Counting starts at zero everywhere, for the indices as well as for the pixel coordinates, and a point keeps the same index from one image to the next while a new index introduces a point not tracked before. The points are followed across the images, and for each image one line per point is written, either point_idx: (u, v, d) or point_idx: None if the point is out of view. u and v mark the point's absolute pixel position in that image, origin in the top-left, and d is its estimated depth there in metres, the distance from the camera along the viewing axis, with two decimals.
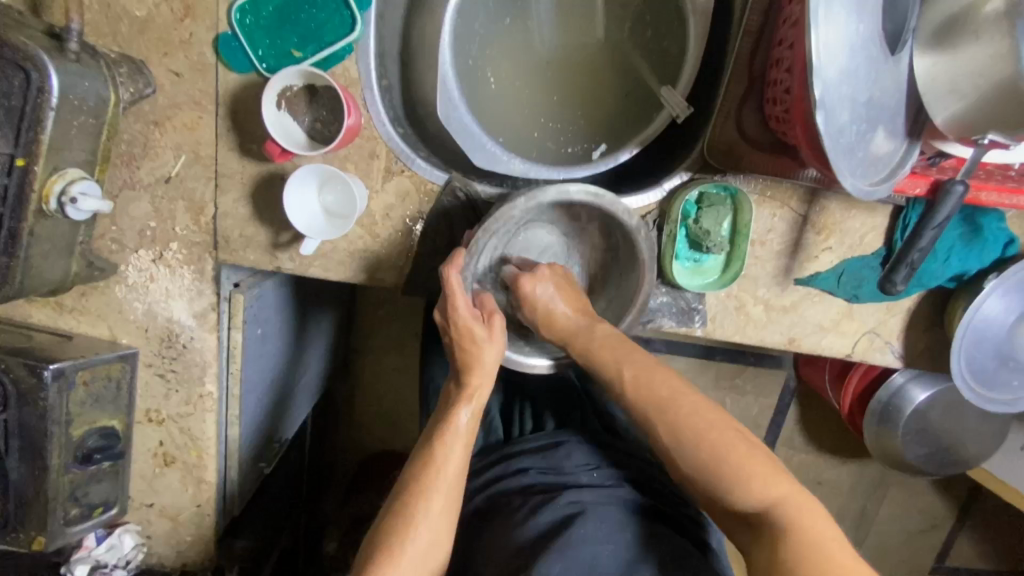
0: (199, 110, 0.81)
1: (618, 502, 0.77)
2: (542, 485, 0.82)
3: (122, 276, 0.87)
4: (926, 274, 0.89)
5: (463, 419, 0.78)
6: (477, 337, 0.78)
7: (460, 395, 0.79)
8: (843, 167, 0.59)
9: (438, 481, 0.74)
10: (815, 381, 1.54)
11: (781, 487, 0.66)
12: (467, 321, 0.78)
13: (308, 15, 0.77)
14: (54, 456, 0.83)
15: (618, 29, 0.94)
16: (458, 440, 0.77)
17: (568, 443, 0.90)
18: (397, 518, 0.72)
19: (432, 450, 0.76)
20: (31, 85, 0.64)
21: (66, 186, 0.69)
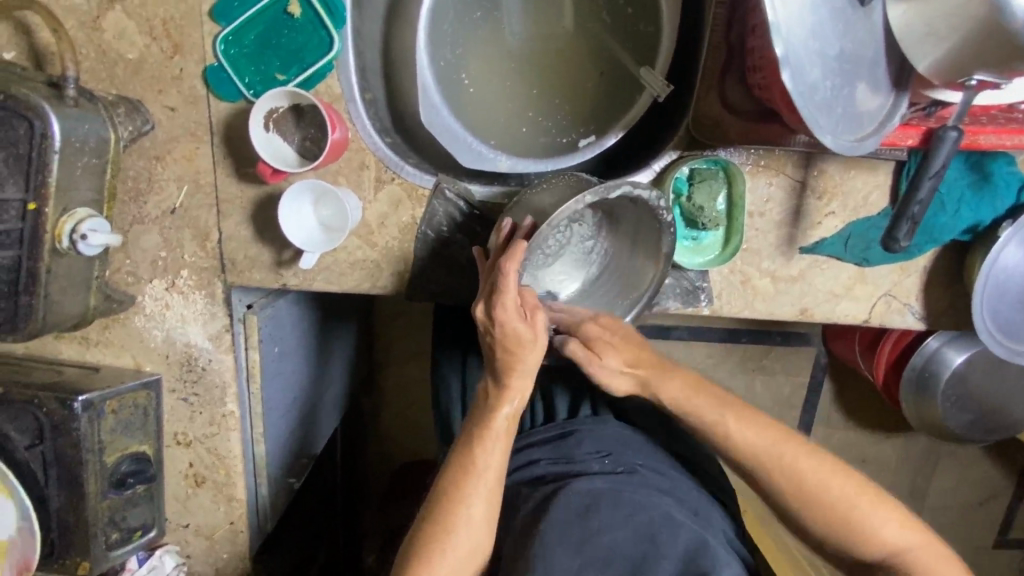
0: (195, 141, 0.85)
1: (631, 485, 0.74)
2: (553, 476, 0.80)
3: (140, 306, 0.91)
4: (936, 228, 0.86)
5: (500, 423, 0.76)
6: (522, 340, 0.73)
7: (497, 397, 0.77)
8: (822, 122, 0.57)
9: (475, 483, 0.74)
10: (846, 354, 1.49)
11: (908, 537, 0.75)
12: (513, 320, 0.72)
13: (287, 38, 0.80)
14: (91, 484, 0.86)
15: (587, 15, 0.94)
16: (499, 442, 0.76)
17: (581, 431, 0.87)
18: (435, 520, 0.73)
19: (472, 455, 0.75)
20: (34, 132, 0.68)
21: (76, 225, 0.73)
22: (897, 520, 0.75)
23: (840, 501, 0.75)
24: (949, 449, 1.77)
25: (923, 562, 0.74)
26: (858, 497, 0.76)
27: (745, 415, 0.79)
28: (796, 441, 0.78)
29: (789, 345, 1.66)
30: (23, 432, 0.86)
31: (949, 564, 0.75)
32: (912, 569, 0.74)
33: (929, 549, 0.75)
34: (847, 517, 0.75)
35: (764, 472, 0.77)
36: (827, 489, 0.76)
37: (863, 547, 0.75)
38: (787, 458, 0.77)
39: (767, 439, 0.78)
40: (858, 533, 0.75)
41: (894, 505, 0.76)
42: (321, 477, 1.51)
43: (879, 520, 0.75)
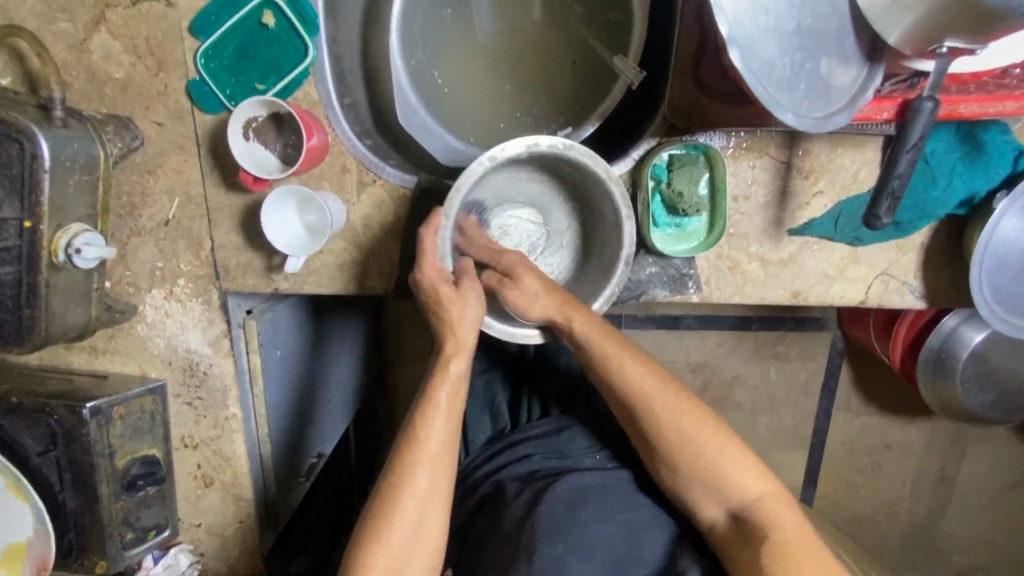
0: (183, 153, 0.88)
1: (617, 482, 0.76)
2: (545, 471, 0.82)
3: (141, 316, 0.95)
4: (929, 202, 0.83)
5: (442, 395, 0.78)
6: (448, 301, 0.79)
7: (437, 368, 0.79)
8: (781, 102, 0.57)
9: (419, 457, 0.75)
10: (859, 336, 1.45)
11: (760, 486, 0.70)
12: (438, 282, 0.79)
13: (263, 48, 0.83)
14: (103, 486, 0.90)
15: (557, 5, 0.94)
16: (439, 413, 0.77)
17: (573, 427, 0.90)
18: (383, 497, 0.74)
19: (415, 429, 0.76)
20: (25, 154, 0.72)
21: (71, 239, 0.76)
22: (752, 468, 0.70)
23: (702, 440, 0.71)
24: (976, 431, 1.71)
25: (784, 528, 0.67)
26: (724, 442, 0.71)
27: (636, 361, 0.76)
28: (679, 391, 0.74)
29: (800, 330, 1.63)
30: (37, 438, 0.89)
31: (801, 523, 0.68)
32: (761, 520, 0.68)
33: (801, 536, 0.66)
34: (706, 455, 0.71)
35: (660, 416, 0.73)
36: (697, 431, 0.72)
37: (717, 492, 0.70)
38: (659, 402, 0.73)
39: (668, 380, 0.75)
40: (713, 478, 0.70)
41: (753, 454, 0.72)
42: (333, 475, 1.55)
43: (740, 476, 0.70)
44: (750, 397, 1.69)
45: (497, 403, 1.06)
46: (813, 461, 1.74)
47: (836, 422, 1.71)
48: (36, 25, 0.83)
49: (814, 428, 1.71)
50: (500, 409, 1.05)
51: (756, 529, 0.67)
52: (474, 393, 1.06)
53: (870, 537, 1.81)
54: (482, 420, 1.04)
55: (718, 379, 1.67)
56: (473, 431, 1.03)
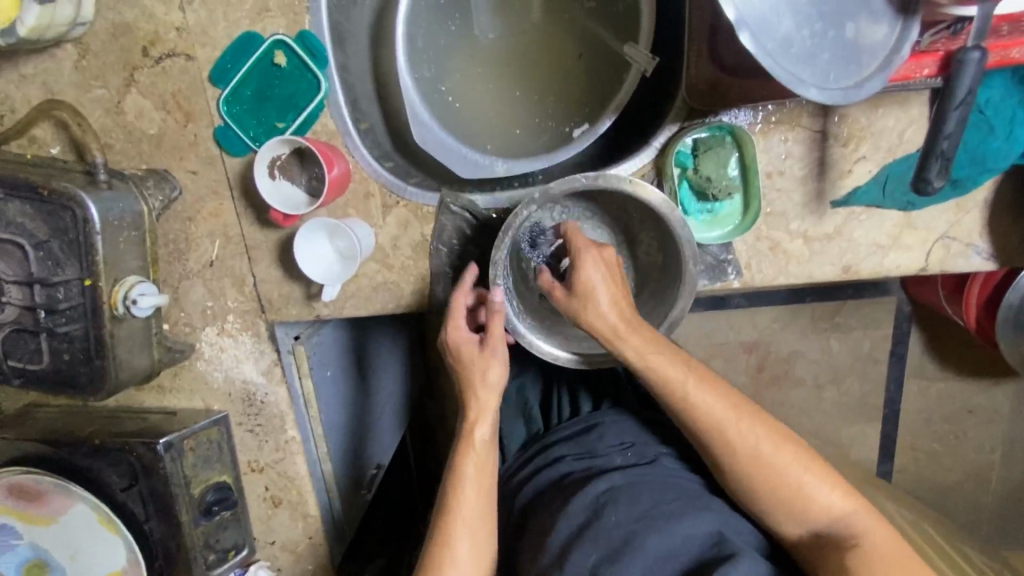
0: (219, 198, 0.92)
1: (651, 479, 0.75)
2: (578, 473, 0.81)
3: (200, 353, 1.01)
4: (991, 156, 0.77)
5: (469, 465, 0.79)
6: (476, 358, 0.82)
7: (462, 433, 0.81)
8: (803, 77, 0.53)
9: (456, 527, 0.76)
10: (930, 298, 1.35)
11: (846, 502, 0.70)
12: (466, 343, 0.83)
13: (279, 88, 0.86)
14: (184, 513, 0.95)
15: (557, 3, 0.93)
16: (470, 481, 0.78)
17: (604, 424, 0.89)
18: (428, 566, 0.75)
19: (448, 498, 0.78)
20: (77, 219, 0.77)
21: (128, 291, 0.82)
22: (837, 488, 0.70)
23: (788, 465, 0.70)
24: None
25: (877, 546, 0.66)
26: (806, 466, 0.70)
27: (709, 390, 0.74)
28: (753, 413, 0.73)
29: (862, 298, 1.54)
30: (121, 475, 0.96)
31: (891, 538, 0.67)
32: (849, 533, 0.68)
33: (889, 547, 0.66)
34: (787, 484, 0.70)
35: (723, 444, 0.72)
36: (776, 455, 0.71)
37: (798, 514, 0.70)
38: (731, 429, 0.72)
39: (724, 406, 0.73)
40: (792, 497, 0.70)
41: (834, 473, 0.71)
42: (394, 484, 1.60)
43: (826, 493, 0.69)
44: (812, 372, 1.60)
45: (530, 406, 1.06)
46: (887, 435, 1.63)
47: (910, 391, 1.61)
48: (73, 92, 0.88)
49: (886, 398, 1.61)
50: (534, 410, 1.05)
51: (846, 540, 0.67)
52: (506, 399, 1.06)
53: (961, 510, 1.68)
54: (517, 424, 1.04)
55: (775, 358, 1.59)
56: (511, 436, 1.03)
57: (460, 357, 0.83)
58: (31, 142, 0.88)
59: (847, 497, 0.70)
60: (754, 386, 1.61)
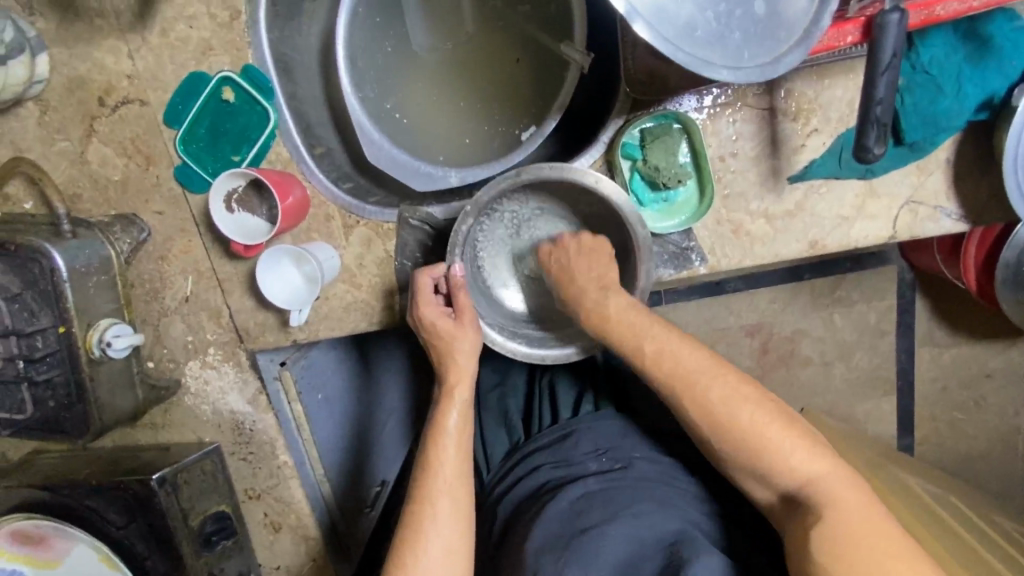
0: (187, 235, 0.94)
1: (623, 484, 0.82)
2: (556, 480, 0.87)
3: (186, 387, 1.02)
4: (941, 115, 0.76)
5: (452, 420, 0.84)
6: (448, 331, 0.85)
7: (442, 396, 0.85)
8: (711, 62, 0.56)
9: (436, 482, 0.79)
10: (931, 264, 1.32)
11: (823, 465, 0.70)
12: (437, 318, 0.84)
13: (231, 123, 0.88)
14: (184, 546, 0.97)
15: (490, 16, 0.98)
16: (450, 439, 0.83)
17: (578, 430, 0.94)
18: (409, 527, 0.77)
19: (430, 455, 0.82)
20: (44, 269, 0.80)
21: (102, 334, 0.85)
22: (802, 447, 0.70)
23: (756, 426, 0.71)
24: None
25: (842, 511, 0.66)
26: (769, 424, 0.71)
27: (674, 344, 0.78)
28: (722, 375, 0.75)
29: (860, 270, 1.51)
30: (120, 513, 0.96)
31: (862, 492, 0.68)
32: (821, 498, 0.68)
33: (858, 509, 0.66)
34: (758, 443, 0.71)
35: (688, 401, 0.75)
36: (735, 414, 0.72)
37: (771, 474, 0.71)
38: (702, 391, 0.74)
39: (699, 364, 0.76)
40: (753, 456, 0.71)
41: (802, 432, 0.71)
42: None
43: (790, 455, 0.70)
44: (819, 350, 1.56)
45: (511, 415, 1.11)
46: (905, 408, 1.58)
47: (923, 361, 1.56)
48: (39, 148, 0.91)
49: (898, 370, 1.57)
50: (515, 419, 1.10)
51: (814, 505, 0.68)
52: (489, 407, 1.14)
53: (993, 481, 1.60)
54: (499, 432, 1.10)
55: (779, 339, 1.56)
56: (494, 443, 1.09)
57: (436, 333, 0.84)
58: (5, 200, 0.91)
59: (823, 465, 0.70)
60: (759, 371, 1.57)
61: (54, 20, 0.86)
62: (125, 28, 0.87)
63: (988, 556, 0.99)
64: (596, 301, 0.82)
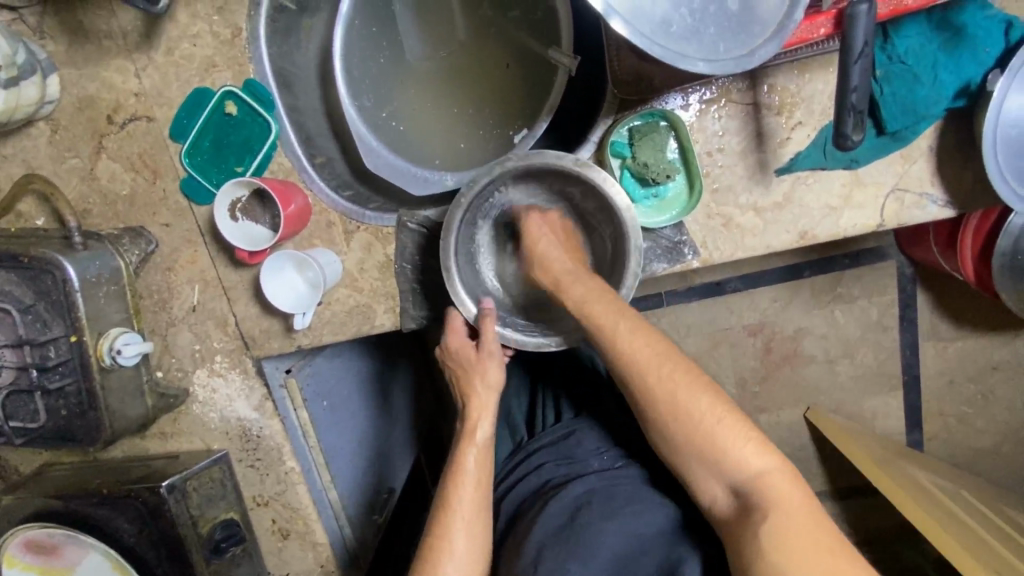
0: (193, 245, 0.97)
1: (625, 481, 0.83)
2: (558, 478, 0.88)
3: (193, 396, 1.04)
4: (919, 103, 0.78)
5: (470, 458, 0.84)
6: (474, 359, 0.89)
7: (464, 433, 0.87)
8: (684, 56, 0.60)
9: (454, 517, 0.80)
10: (927, 257, 1.33)
11: (764, 459, 0.68)
12: (460, 347, 0.90)
13: (235, 136, 0.91)
14: (194, 552, 0.97)
15: (479, 26, 1.02)
16: (470, 479, 0.82)
17: (581, 430, 0.96)
18: (425, 558, 0.78)
19: (449, 490, 0.82)
20: (57, 280, 0.83)
21: (112, 343, 0.87)
22: (753, 443, 0.68)
23: (709, 415, 0.70)
24: None
25: (788, 508, 0.63)
26: (721, 416, 0.70)
27: (634, 329, 0.76)
28: (675, 360, 0.74)
29: (858, 265, 1.52)
30: (131, 521, 0.97)
31: (805, 495, 0.65)
32: (760, 494, 0.65)
33: (801, 511, 0.63)
34: (699, 432, 0.70)
35: (642, 388, 0.74)
36: (692, 402, 0.71)
37: (715, 466, 0.69)
38: (653, 378, 0.73)
39: (657, 348, 0.75)
40: (708, 448, 0.69)
41: (754, 429, 0.70)
42: None
43: (742, 448, 0.68)
44: (822, 347, 1.57)
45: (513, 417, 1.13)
46: (912, 402, 1.58)
47: (927, 355, 1.56)
48: (51, 166, 0.94)
49: (902, 365, 1.57)
50: (517, 420, 1.13)
51: (756, 501, 0.65)
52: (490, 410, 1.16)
53: (1007, 475, 1.58)
54: (502, 434, 1.13)
55: (781, 337, 1.56)
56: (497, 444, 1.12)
57: (456, 358, 0.90)
58: (19, 218, 0.95)
59: (760, 467, 0.67)
60: (762, 369, 1.58)
61: (64, 43, 0.90)
62: (132, 48, 0.91)
63: (1000, 547, 0.99)
64: (585, 277, 0.83)
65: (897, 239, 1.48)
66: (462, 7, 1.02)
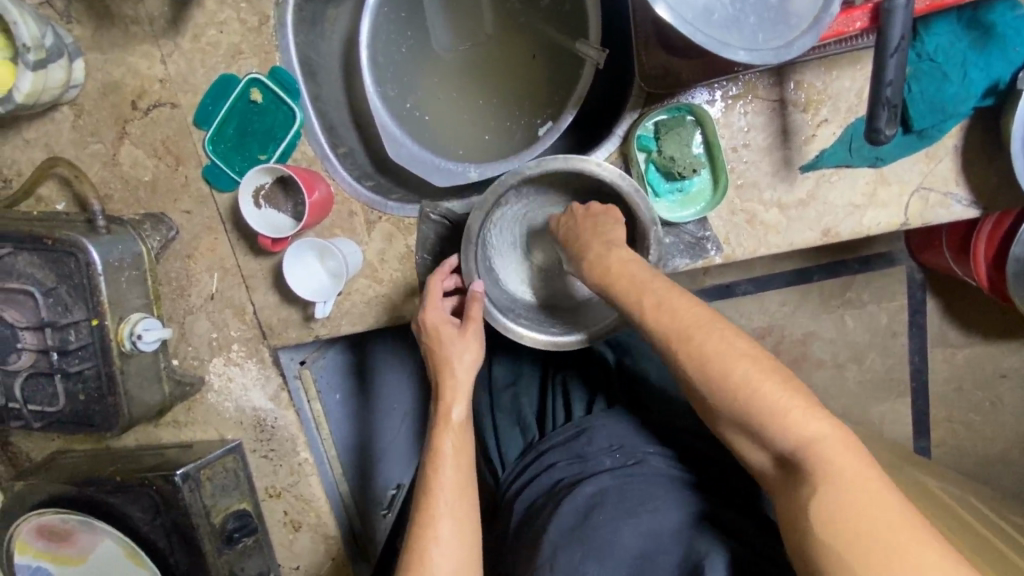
0: (213, 233, 0.96)
1: (641, 479, 0.82)
2: (570, 478, 0.87)
3: (209, 384, 1.03)
4: (948, 101, 0.78)
5: (447, 442, 0.81)
6: (449, 337, 0.85)
7: (439, 417, 0.83)
8: (722, 43, 0.60)
9: (436, 510, 0.76)
10: (940, 262, 1.33)
11: (819, 425, 0.64)
12: (441, 324, 0.85)
13: (259, 123, 0.92)
14: (206, 542, 0.96)
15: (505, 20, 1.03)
16: (449, 463, 0.79)
17: (593, 427, 0.94)
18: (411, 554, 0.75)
19: (428, 479, 0.79)
20: (80, 263, 0.82)
21: (133, 328, 0.87)
22: (801, 408, 0.65)
23: (754, 384, 0.66)
24: None
25: (843, 481, 0.61)
26: (766, 385, 0.66)
27: (673, 297, 0.74)
28: (717, 327, 0.70)
29: (870, 269, 1.52)
30: (145, 510, 0.96)
31: (862, 458, 0.62)
32: (817, 461, 0.63)
33: (860, 480, 0.60)
34: (748, 400, 0.66)
35: (685, 355, 0.71)
36: (732, 370, 0.67)
37: (765, 435, 0.66)
38: (694, 348, 0.70)
39: (696, 317, 0.71)
40: (753, 418, 0.66)
41: (802, 391, 0.66)
42: None
43: (791, 416, 0.64)
44: (832, 351, 1.57)
45: (527, 413, 1.12)
46: (920, 408, 1.57)
47: (936, 360, 1.56)
48: (74, 151, 0.94)
49: (912, 370, 1.56)
50: (529, 418, 1.11)
51: (813, 470, 0.63)
52: (503, 406, 1.14)
53: (1013, 484, 1.58)
54: (515, 430, 1.11)
55: (791, 340, 1.56)
56: (509, 442, 1.10)
57: (436, 339, 0.85)
58: (39, 202, 0.94)
59: (815, 435, 0.63)
60: None
61: (90, 28, 0.90)
62: (158, 34, 0.91)
63: (1011, 553, 0.98)
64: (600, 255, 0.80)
65: (909, 244, 1.48)
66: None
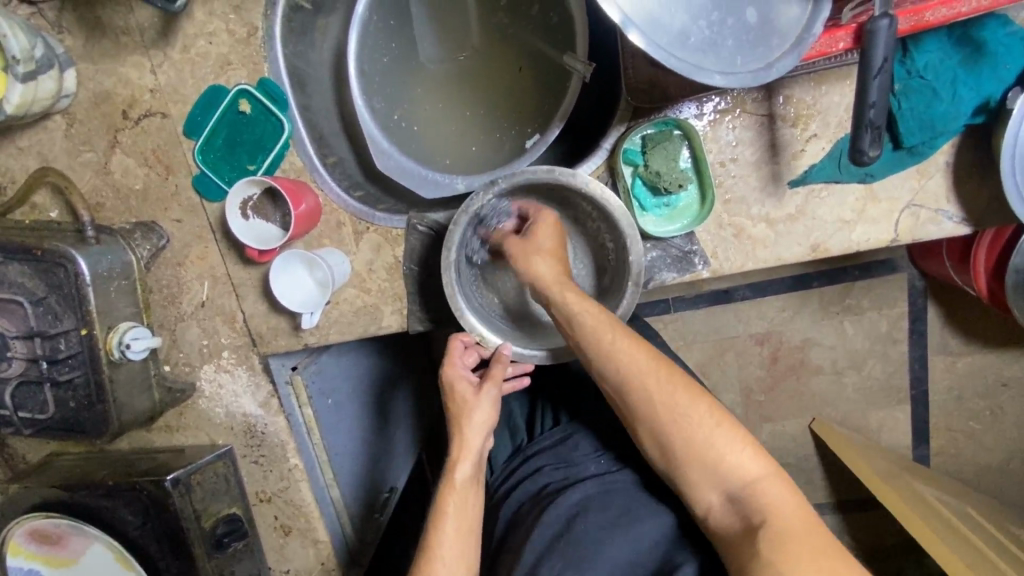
0: (204, 242, 0.97)
1: (622, 485, 0.83)
2: (556, 483, 0.87)
3: (200, 390, 1.04)
4: (937, 120, 0.77)
5: (452, 504, 0.81)
6: (465, 398, 0.85)
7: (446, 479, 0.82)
8: (692, 66, 0.61)
9: (439, 568, 0.76)
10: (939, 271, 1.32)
11: (755, 466, 0.68)
12: (457, 382, 0.85)
13: (247, 134, 0.92)
14: (197, 546, 0.96)
15: (494, 33, 1.04)
16: (452, 526, 0.79)
17: (579, 433, 0.96)
18: None
19: (431, 537, 0.79)
20: (69, 273, 0.83)
21: (122, 337, 0.88)
22: (743, 448, 0.69)
23: (697, 422, 0.71)
24: None
25: (780, 514, 0.64)
26: (721, 423, 0.70)
27: (620, 340, 0.77)
28: (667, 367, 0.74)
29: (868, 277, 1.51)
30: (136, 513, 0.98)
31: (794, 498, 0.65)
32: (755, 497, 0.66)
33: (789, 514, 0.64)
34: (693, 437, 0.70)
35: (641, 394, 0.74)
36: (686, 410, 0.71)
37: (709, 473, 0.69)
38: (654, 382, 0.73)
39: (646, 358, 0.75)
40: (700, 453, 0.70)
41: (746, 433, 0.70)
42: None
43: (739, 454, 0.68)
44: (829, 358, 1.55)
45: (516, 418, 1.12)
46: (918, 417, 1.56)
47: (935, 369, 1.54)
48: (66, 160, 0.95)
49: (910, 378, 1.55)
50: (518, 422, 1.12)
51: (751, 508, 0.65)
52: None
53: (1012, 493, 1.56)
54: (503, 439, 1.11)
55: (788, 347, 1.55)
56: (498, 448, 1.10)
57: (453, 396, 0.85)
58: (32, 210, 0.96)
59: (750, 475, 0.67)
60: (768, 379, 1.57)
61: (82, 38, 0.91)
62: (149, 44, 0.91)
63: (1002, 566, 0.97)
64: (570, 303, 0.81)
65: (908, 252, 1.47)
66: (481, 12, 1.03)
